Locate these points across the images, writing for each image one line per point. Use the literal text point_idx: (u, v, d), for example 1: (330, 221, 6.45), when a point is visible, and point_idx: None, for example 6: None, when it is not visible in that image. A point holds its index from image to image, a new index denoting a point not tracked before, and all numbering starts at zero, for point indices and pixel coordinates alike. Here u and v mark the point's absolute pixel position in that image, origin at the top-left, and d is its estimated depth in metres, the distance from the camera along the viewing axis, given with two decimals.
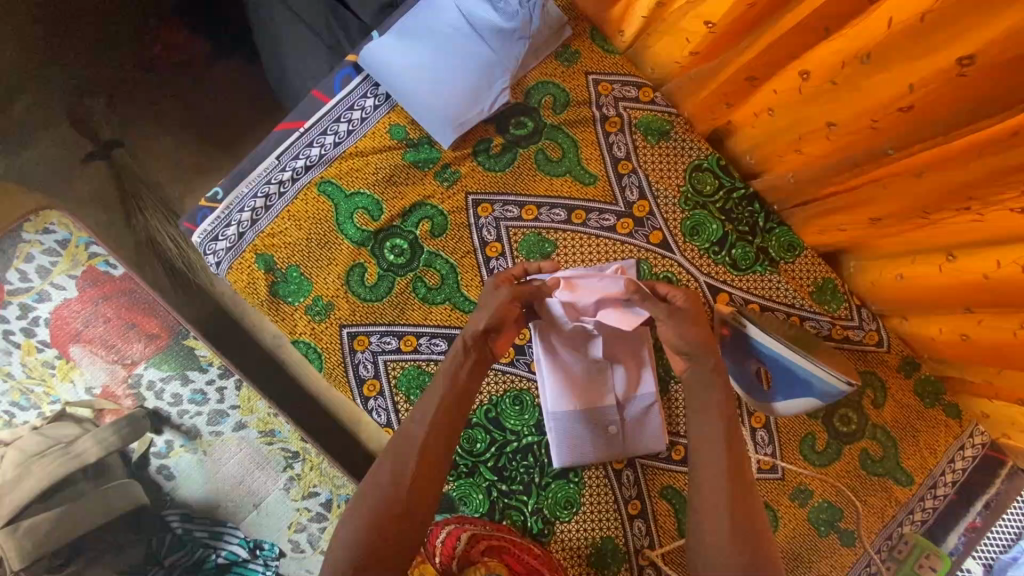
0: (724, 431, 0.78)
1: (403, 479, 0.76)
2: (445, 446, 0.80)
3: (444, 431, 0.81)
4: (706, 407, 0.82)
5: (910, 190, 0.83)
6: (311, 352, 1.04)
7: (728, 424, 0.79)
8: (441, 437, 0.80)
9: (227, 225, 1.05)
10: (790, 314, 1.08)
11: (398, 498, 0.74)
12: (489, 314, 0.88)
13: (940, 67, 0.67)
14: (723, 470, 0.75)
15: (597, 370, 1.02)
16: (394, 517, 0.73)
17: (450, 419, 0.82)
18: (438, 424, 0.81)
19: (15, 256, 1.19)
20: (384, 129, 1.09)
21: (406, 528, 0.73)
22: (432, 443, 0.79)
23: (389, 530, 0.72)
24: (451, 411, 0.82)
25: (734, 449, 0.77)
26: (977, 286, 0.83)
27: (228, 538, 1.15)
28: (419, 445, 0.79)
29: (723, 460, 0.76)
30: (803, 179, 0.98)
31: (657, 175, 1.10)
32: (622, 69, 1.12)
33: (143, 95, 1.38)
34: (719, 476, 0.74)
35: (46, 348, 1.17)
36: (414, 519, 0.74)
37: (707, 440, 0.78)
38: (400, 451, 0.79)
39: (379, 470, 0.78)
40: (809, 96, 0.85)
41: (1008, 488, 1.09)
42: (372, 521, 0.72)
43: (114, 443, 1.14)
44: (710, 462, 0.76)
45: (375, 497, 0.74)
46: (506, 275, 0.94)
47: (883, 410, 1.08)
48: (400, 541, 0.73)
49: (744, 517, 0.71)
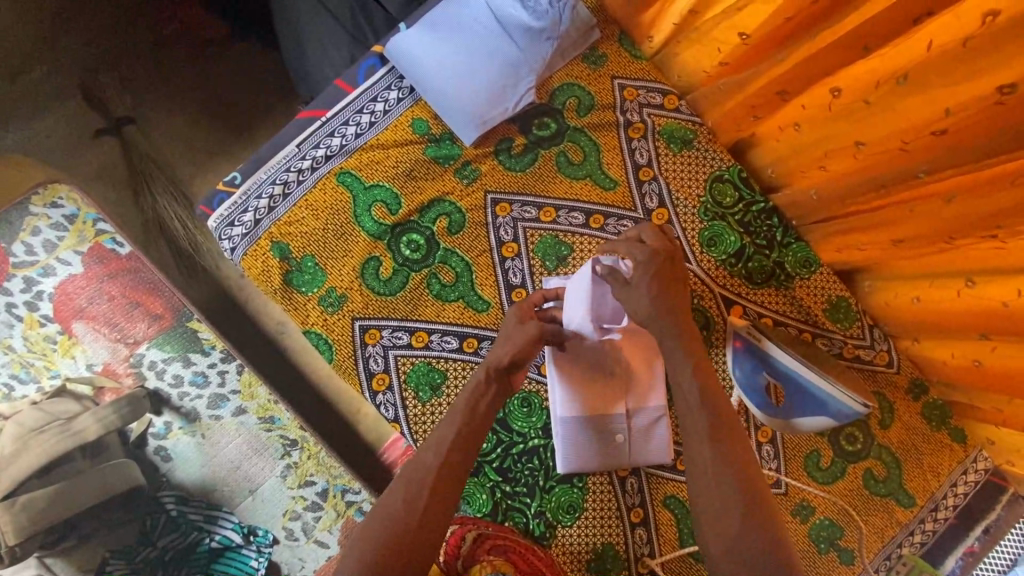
0: (707, 429, 0.76)
1: (415, 503, 0.75)
2: (459, 473, 0.79)
3: (456, 455, 0.80)
4: (687, 407, 0.79)
5: (934, 215, 0.83)
6: (322, 342, 1.04)
7: (709, 419, 0.76)
8: (455, 462, 0.80)
9: (244, 211, 1.04)
10: (802, 330, 1.07)
11: (410, 522, 0.73)
12: (513, 349, 0.89)
13: (979, 94, 0.68)
14: (712, 470, 0.73)
15: (605, 372, 1.02)
16: (407, 535, 0.72)
17: (464, 443, 0.82)
18: (454, 452, 0.80)
19: (21, 228, 1.18)
20: (406, 123, 1.08)
21: (415, 555, 0.72)
22: (445, 467, 0.79)
23: (397, 558, 0.71)
24: (466, 438, 0.82)
25: (720, 443, 0.75)
26: (997, 314, 0.83)
27: (222, 523, 1.15)
28: (432, 470, 0.78)
29: (709, 460, 0.73)
30: (825, 196, 0.98)
31: (678, 184, 1.09)
32: (648, 75, 1.11)
33: (160, 73, 1.37)
34: (709, 477, 0.73)
35: (48, 322, 1.16)
36: (427, 532, 0.74)
37: (693, 442, 0.76)
38: (411, 473, 0.78)
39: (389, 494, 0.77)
40: (839, 113, 0.86)
41: (1008, 515, 1.10)
42: (385, 541, 0.72)
43: (114, 421, 1.13)
44: (699, 465, 0.74)
45: (384, 522, 0.73)
46: (527, 305, 0.97)
47: (890, 431, 1.08)
48: (413, 552, 0.72)
49: (741, 516, 0.69)
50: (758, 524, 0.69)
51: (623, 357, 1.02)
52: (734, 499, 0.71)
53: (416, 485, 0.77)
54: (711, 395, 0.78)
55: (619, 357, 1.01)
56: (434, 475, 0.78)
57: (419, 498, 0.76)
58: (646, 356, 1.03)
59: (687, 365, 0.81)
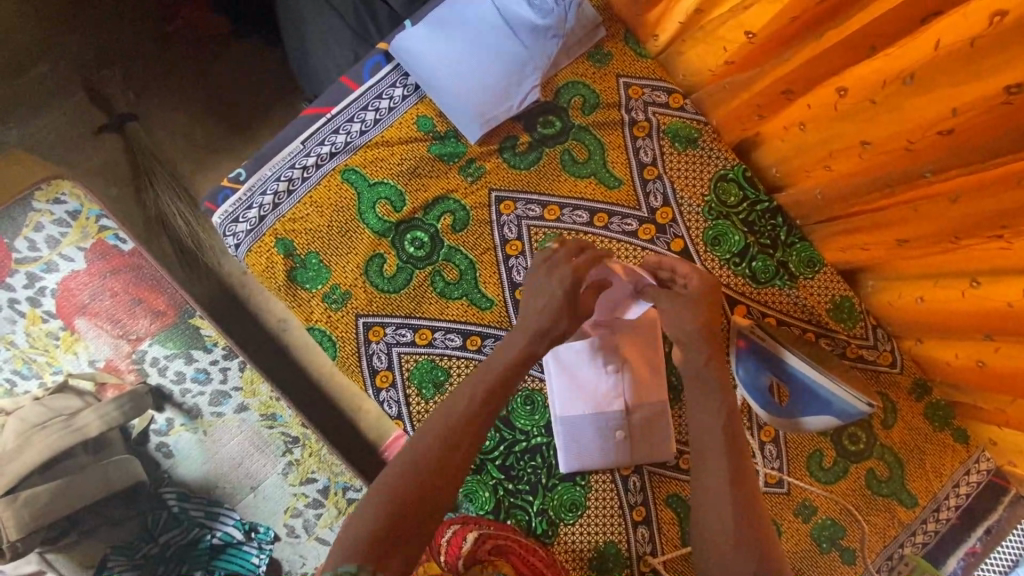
0: (728, 473, 0.81)
1: (436, 462, 0.78)
2: (477, 437, 0.82)
3: (477, 423, 0.82)
4: (711, 450, 0.83)
5: (939, 215, 0.83)
6: (325, 339, 1.04)
7: (733, 463, 0.82)
8: (475, 428, 0.82)
9: (248, 207, 1.04)
10: (806, 330, 1.07)
11: (429, 479, 0.76)
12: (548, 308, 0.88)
13: (986, 95, 0.68)
14: (729, 517, 0.79)
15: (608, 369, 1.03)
16: (436, 460, 0.78)
17: (485, 409, 0.83)
18: (475, 419, 0.82)
19: (24, 223, 1.18)
20: (411, 120, 1.08)
21: (435, 486, 0.77)
22: (468, 423, 0.82)
23: (425, 476, 0.76)
24: (487, 406, 0.84)
25: (739, 487, 0.81)
26: (1001, 314, 0.83)
27: (223, 520, 1.15)
28: (454, 432, 0.81)
29: (728, 506, 0.79)
30: (830, 196, 0.98)
31: (682, 183, 1.09)
32: (653, 74, 1.11)
33: (164, 70, 1.37)
34: (727, 524, 0.79)
35: (51, 318, 1.16)
36: (454, 460, 0.79)
37: (711, 483, 0.82)
38: (433, 430, 0.81)
39: (411, 445, 0.80)
40: (846, 113, 0.86)
41: (1009, 515, 1.10)
42: (417, 461, 0.78)
43: (116, 418, 1.13)
44: (717, 508, 0.80)
45: (405, 472, 0.77)
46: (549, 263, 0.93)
47: (893, 431, 1.08)
48: (439, 475, 0.77)
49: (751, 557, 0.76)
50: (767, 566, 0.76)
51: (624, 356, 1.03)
52: (745, 543, 0.77)
53: (437, 445, 0.79)
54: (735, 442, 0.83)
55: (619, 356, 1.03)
56: (456, 437, 0.80)
57: (439, 457, 0.78)
58: (648, 357, 1.04)
59: (715, 409, 0.85)
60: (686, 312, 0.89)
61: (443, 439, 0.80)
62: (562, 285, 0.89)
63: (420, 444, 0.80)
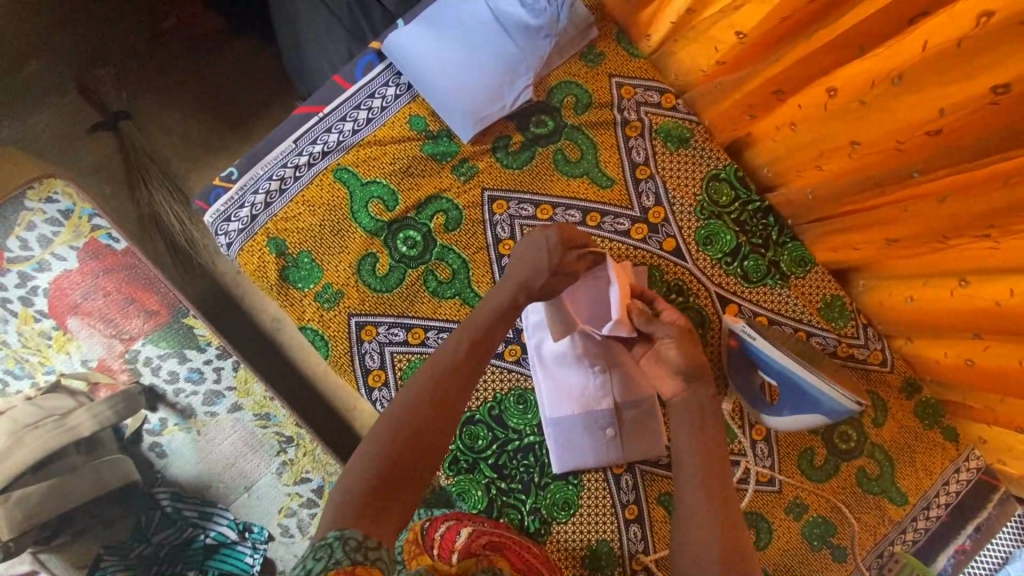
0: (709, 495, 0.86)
1: (420, 423, 0.81)
2: (458, 394, 0.85)
3: (457, 382, 0.86)
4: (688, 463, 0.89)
5: (927, 215, 0.84)
6: (318, 338, 1.04)
7: (711, 482, 0.86)
8: (455, 386, 0.85)
9: (240, 206, 1.04)
10: (797, 329, 1.08)
11: (414, 438, 0.79)
12: (531, 266, 0.92)
13: (971, 95, 0.69)
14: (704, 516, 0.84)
15: (583, 362, 1.04)
16: (424, 414, 0.81)
17: (465, 367, 0.87)
18: (456, 374, 0.85)
19: (16, 223, 1.17)
20: (403, 119, 1.08)
21: (425, 438, 0.80)
22: (453, 380, 0.85)
23: (414, 430, 0.80)
24: (466, 364, 0.87)
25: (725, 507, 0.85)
26: (991, 313, 0.84)
27: (217, 519, 1.15)
28: (439, 391, 0.84)
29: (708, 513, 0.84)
30: (821, 196, 0.98)
31: (674, 182, 1.09)
32: (646, 73, 1.11)
33: (157, 69, 1.37)
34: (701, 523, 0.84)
35: (43, 318, 1.16)
36: (441, 416, 0.82)
37: (688, 488, 0.87)
38: (416, 391, 0.84)
39: (397, 407, 0.82)
40: (835, 113, 0.87)
41: (999, 512, 1.11)
42: (406, 417, 0.81)
43: (108, 417, 1.13)
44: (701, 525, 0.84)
45: (390, 434, 0.79)
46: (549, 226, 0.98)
47: (883, 429, 1.09)
48: (429, 429, 0.81)
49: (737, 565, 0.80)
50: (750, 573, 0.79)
51: (607, 356, 1.04)
52: (727, 552, 0.81)
53: (424, 404, 0.82)
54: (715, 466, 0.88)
55: (598, 351, 1.04)
56: (439, 397, 0.83)
57: (424, 416, 0.82)
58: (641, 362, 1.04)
59: (693, 438, 0.91)
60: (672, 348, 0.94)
61: (426, 400, 0.83)
62: (548, 242, 0.93)
63: (402, 406, 0.82)
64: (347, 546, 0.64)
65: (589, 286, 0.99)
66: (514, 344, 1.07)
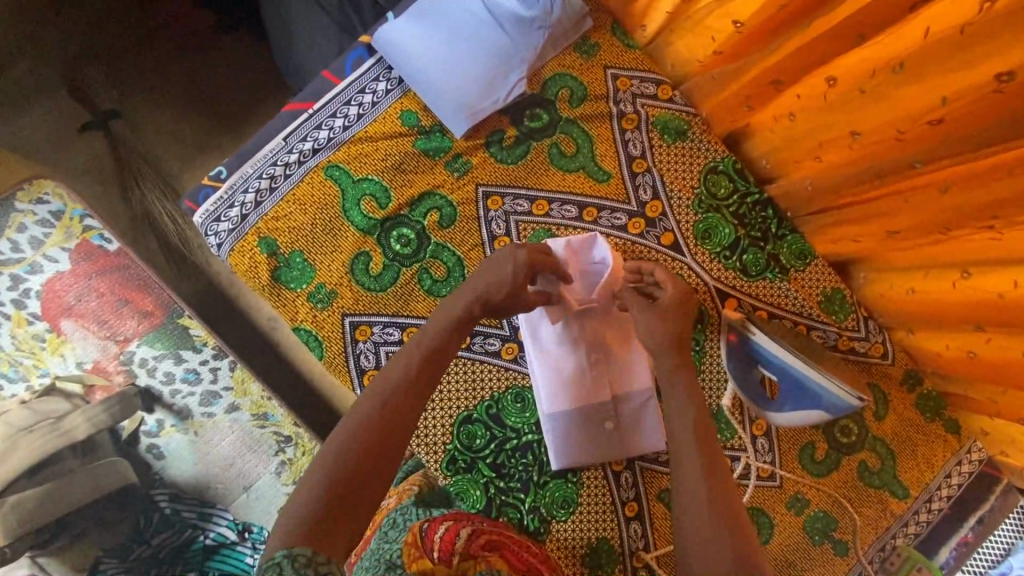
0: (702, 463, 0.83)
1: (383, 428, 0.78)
2: (420, 399, 0.84)
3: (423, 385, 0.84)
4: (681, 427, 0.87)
5: (930, 206, 0.82)
6: (312, 339, 1.02)
7: (700, 435, 0.85)
8: (419, 389, 0.84)
9: (230, 206, 1.02)
10: (797, 323, 1.06)
11: (375, 444, 0.77)
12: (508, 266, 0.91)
13: (975, 83, 0.66)
14: (699, 475, 0.82)
15: (586, 355, 1.02)
16: (383, 420, 0.79)
17: (426, 370, 0.86)
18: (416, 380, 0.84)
19: (7, 224, 1.15)
20: (395, 114, 1.06)
21: (385, 446, 0.78)
22: (412, 384, 0.84)
23: (372, 437, 0.77)
24: (427, 369, 0.86)
25: (713, 476, 0.82)
26: (993, 305, 0.83)
27: (216, 520, 1.14)
28: (397, 396, 0.82)
29: (699, 470, 0.82)
30: (820, 187, 0.97)
31: (672, 175, 1.08)
32: (642, 65, 1.09)
33: (147, 65, 1.34)
34: (697, 481, 0.81)
35: (36, 320, 1.14)
36: (402, 422, 0.80)
37: (682, 446, 0.85)
38: (377, 397, 0.82)
39: (356, 414, 0.80)
40: (835, 103, 0.85)
41: (1002, 504, 1.10)
42: (365, 424, 0.79)
43: (104, 420, 1.12)
44: (692, 490, 0.81)
45: (347, 441, 0.76)
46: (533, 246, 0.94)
47: (884, 422, 1.08)
48: (389, 435, 0.79)
49: (724, 546, 0.76)
50: (741, 545, 0.76)
51: (610, 341, 1.03)
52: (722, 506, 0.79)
53: (383, 409, 0.80)
54: (707, 438, 0.85)
55: (600, 340, 1.03)
56: (403, 401, 0.82)
57: (383, 422, 0.79)
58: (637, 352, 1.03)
59: (681, 400, 0.89)
60: (655, 321, 0.92)
61: (387, 404, 0.81)
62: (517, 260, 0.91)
63: (361, 411, 0.80)
64: (296, 563, 0.62)
65: (581, 267, 1.01)
66: (510, 343, 1.06)
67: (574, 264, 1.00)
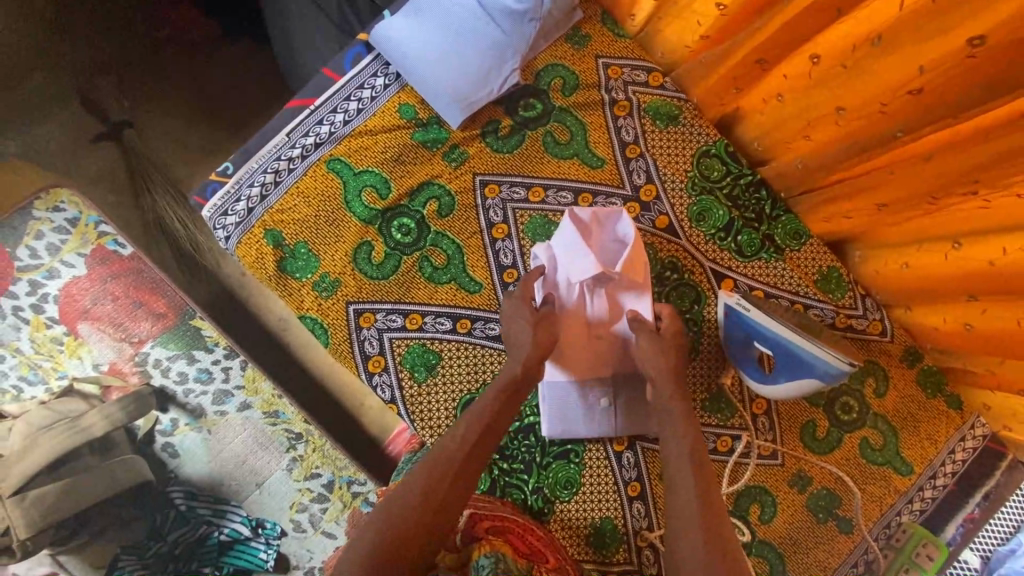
0: (703, 532, 0.79)
1: (416, 521, 0.80)
2: (484, 451, 0.89)
3: (456, 475, 0.85)
4: (680, 465, 0.87)
5: (916, 177, 0.84)
6: (317, 327, 1.06)
7: (699, 482, 0.85)
8: (479, 449, 0.88)
9: (237, 199, 1.06)
10: (794, 301, 1.08)
11: (434, 495, 0.83)
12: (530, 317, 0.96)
13: (950, 50, 0.68)
14: (695, 501, 0.83)
15: (585, 323, 1.01)
16: (446, 472, 0.85)
17: (490, 428, 0.90)
18: (481, 435, 0.89)
19: (25, 232, 1.20)
20: (394, 108, 1.09)
21: (446, 498, 0.83)
22: (471, 436, 0.88)
23: (436, 488, 0.83)
24: (480, 439, 0.89)
25: (711, 508, 0.82)
26: (984, 273, 0.84)
27: (231, 517, 1.17)
28: (458, 450, 0.87)
29: (694, 491, 0.84)
30: (810, 166, 0.98)
31: (665, 159, 1.10)
32: (633, 53, 1.12)
33: (156, 74, 1.39)
34: (692, 508, 0.82)
35: (54, 324, 1.19)
36: (462, 477, 0.85)
37: (678, 476, 0.87)
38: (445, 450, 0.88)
39: (423, 465, 0.87)
40: (819, 81, 0.87)
41: (1007, 480, 1.10)
42: (428, 474, 0.85)
43: (120, 418, 1.16)
44: (689, 527, 0.81)
45: (412, 488, 0.83)
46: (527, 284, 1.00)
47: (885, 399, 1.08)
48: (449, 492, 0.84)
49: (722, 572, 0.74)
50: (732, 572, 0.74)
51: (611, 312, 1.00)
52: (714, 534, 0.79)
53: (443, 460, 0.86)
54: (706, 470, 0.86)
55: (602, 311, 1.00)
56: (462, 461, 0.86)
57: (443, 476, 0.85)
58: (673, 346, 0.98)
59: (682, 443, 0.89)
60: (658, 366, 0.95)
61: (451, 457, 0.86)
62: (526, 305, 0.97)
63: (427, 463, 0.86)
64: None
65: (602, 240, 1.00)
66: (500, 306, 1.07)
67: (596, 236, 0.99)
